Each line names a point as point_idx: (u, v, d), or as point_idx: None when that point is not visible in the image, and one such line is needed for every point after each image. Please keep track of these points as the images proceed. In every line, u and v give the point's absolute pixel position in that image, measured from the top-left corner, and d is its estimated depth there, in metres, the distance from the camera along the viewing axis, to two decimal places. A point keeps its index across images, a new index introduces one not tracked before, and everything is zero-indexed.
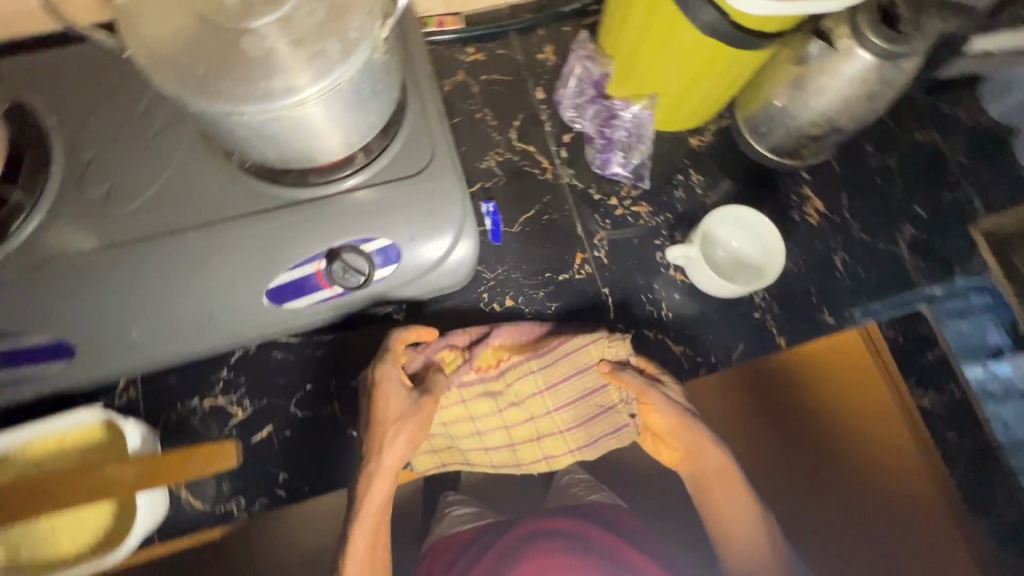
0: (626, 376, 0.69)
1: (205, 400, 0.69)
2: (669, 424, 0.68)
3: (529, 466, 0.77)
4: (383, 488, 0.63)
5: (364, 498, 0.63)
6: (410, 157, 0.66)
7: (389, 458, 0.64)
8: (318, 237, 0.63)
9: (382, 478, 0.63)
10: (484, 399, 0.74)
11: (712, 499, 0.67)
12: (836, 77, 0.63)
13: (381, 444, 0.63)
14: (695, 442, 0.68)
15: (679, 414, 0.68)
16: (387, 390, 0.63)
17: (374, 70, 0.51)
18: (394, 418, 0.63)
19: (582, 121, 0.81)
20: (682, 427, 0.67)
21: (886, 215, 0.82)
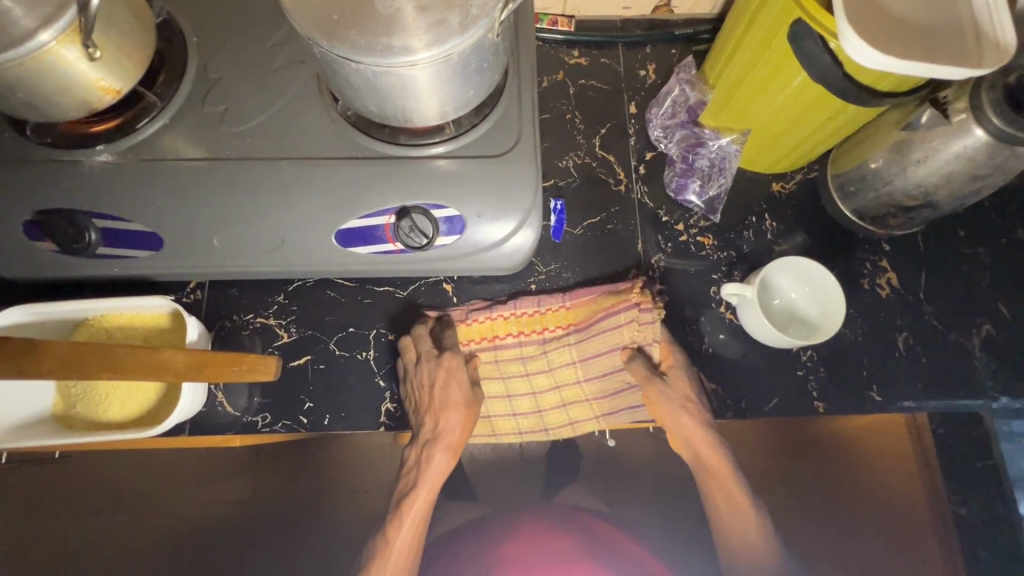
0: (636, 366, 0.72)
1: (258, 318, 0.74)
2: (673, 421, 0.70)
3: (555, 432, 0.78)
4: (444, 466, 0.70)
5: (424, 476, 0.70)
6: (495, 139, 0.68)
7: (449, 442, 0.69)
8: (393, 193, 0.66)
9: (442, 460, 0.70)
10: (514, 361, 0.76)
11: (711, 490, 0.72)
12: (942, 150, 0.61)
13: (438, 429, 0.69)
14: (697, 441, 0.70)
15: (682, 409, 0.69)
16: (451, 376, 0.69)
17: (484, 48, 0.54)
18: (455, 409, 0.69)
19: (667, 142, 0.82)
20: (698, 430, 0.69)
21: (965, 306, 0.78)
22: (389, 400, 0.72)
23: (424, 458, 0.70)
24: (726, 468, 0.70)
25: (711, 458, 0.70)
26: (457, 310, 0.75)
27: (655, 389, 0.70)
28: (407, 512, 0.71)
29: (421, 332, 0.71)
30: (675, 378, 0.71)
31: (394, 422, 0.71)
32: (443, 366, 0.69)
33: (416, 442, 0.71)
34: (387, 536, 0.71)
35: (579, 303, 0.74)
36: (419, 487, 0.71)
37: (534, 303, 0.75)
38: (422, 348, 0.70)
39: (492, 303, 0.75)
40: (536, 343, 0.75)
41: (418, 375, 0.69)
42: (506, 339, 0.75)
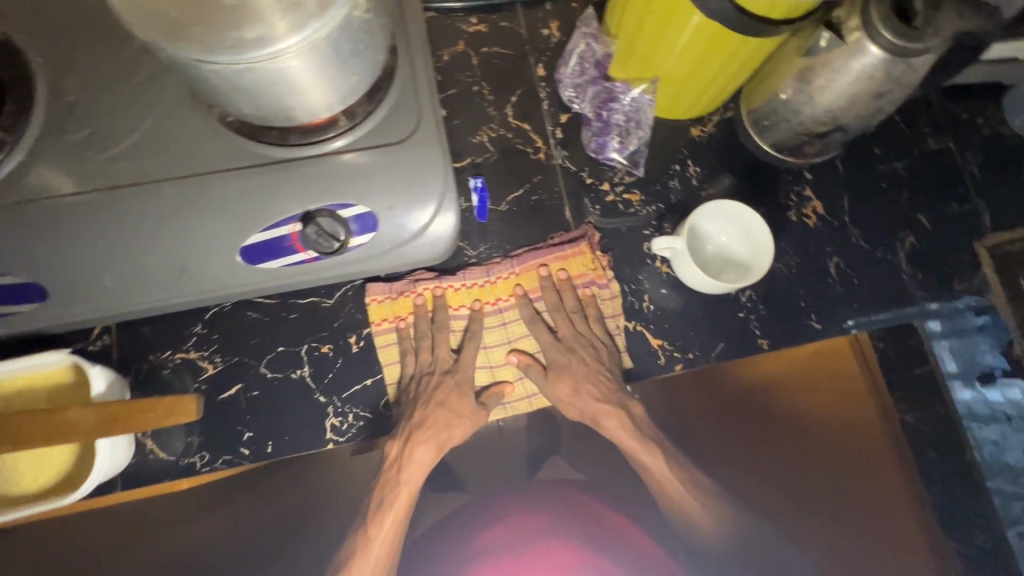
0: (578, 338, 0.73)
1: (177, 354, 0.69)
2: (568, 398, 0.73)
3: (513, 405, 0.75)
4: (428, 460, 0.70)
5: (407, 471, 0.69)
6: (395, 124, 0.64)
7: (439, 439, 0.70)
8: (293, 200, 0.62)
9: (427, 453, 0.70)
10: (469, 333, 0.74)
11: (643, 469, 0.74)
12: (843, 72, 0.60)
13: (426, 421, 0.69)
14: (595, 407, 0.72)
15: (571, 388, 0.72)
16: (462, 382, 0.71)
17: (354, 29, 0.50)
18: (453, 414, 0.70)
19: (580, 101, 0.79)
20: (592, 396, 0.72)
21: (887, 222, 0.79)
22: (333, 416, 0.68)
23: (408, 452, 0.69)
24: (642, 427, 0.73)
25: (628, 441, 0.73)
26: (396, 283, 0.73)
27: (540, 371, 0.73)
28: (388, 509, 0.70)
29: (441, 335, 0.72)
30: (562, 364, 0.73)
31: (341, 436, 0.68)
32: (456, 373, 0.71)
33: (397, 434, 0.69)
34: (370, 530, 0.70)
35: (529, 270, 0.75)
36: (402, 482, 0.70)
37: (483, 272, 0.74)
38: (440, 355, 0.72)
39: (441, 274, 0.74)
40: (493, 314, 0.74)
41: (429, 378, 0.71)
42: (459, 310, 0.73)
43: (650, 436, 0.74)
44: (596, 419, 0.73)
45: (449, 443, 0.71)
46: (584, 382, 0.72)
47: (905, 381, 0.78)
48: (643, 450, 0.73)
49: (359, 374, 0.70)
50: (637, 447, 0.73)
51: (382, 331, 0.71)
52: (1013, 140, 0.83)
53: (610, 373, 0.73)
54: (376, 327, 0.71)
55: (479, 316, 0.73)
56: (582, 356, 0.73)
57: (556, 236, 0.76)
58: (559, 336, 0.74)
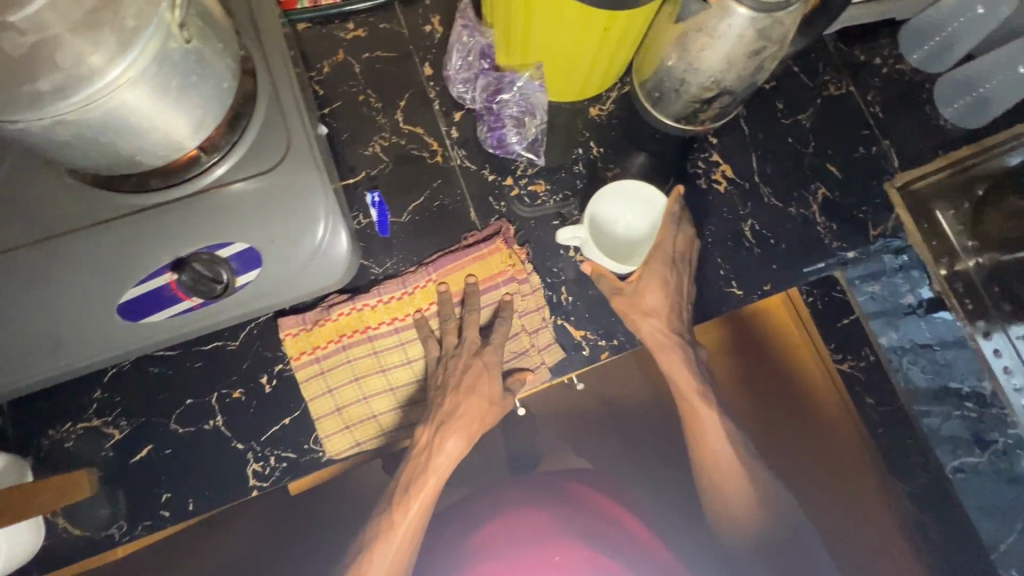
0: (604, 280, 0.70)
1: (79, 424, 0.65)
2: (648, 316, 0.70)
3: None
4: (458, 452, 0.67)
5: (437, 459, 0.66)
6: (264, 150, 0.60)
7: (468, 425, 0.67)
8: (165, 248, 0.58)
9: (455, 444, 0.66)
10: (395, 350, 0.70)
11: (690, 405, 0.73)
12: (714, 35, 0.58)
13: (456, 408, 0.66)
14: (663, 333, 0.70)
15: (657, 300, 0.70)
16: (488, 364, 0.68)
17: (175, 64, 0.46)
18: (484, 401, 0.68)
19: (471, 94, 0.76)
20: (667, 320, 0.71)
21: (798, 176, 0.78)
22: (254, 461, 0.66)
23: (437, 441, 0.66)
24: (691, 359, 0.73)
25: (681, 377, 0.72)
26: (309, 313, 0.69)
27: (631, 292, 0.69)
28: (415, 495, 0.66)
29: (470, 320, 0.70)
30: (649, 276, 0.69)
31: (265, 481, 0.65)
32: (482, 358, 0.68)
33: (429, 422, 0.67)
34: (390, 520, 0.66)
35: (448, 275, 0.71)
36: (426, 472, 0.66)
37: (399, 286, 0.71)
38: (467, 337, 0.69)
39: (354, 294, 0.70)
40: (390, 335, 0.70)
41: (455, 360, 0.68)
42: (380, 328, 0.70)
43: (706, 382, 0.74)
44: (668, 348, 0.71)
45: (477, 433, 0.68)
46: (666, 306, 0.70)
47: None
48: (700, 394, 0.73)
49: (274, 415, 0.67)
50: (693, 389, 0.73)
51: (302, 365, 0.68)
52: (912, 76, 0.83)
53: (682, 284, 0.71)
54: (295, 362, 0.67)
55: (474, 287, 0.70)
56: (665, 262, 0.69)
57: (468, 236, 0.73)
58: (676, 253, 0.71)
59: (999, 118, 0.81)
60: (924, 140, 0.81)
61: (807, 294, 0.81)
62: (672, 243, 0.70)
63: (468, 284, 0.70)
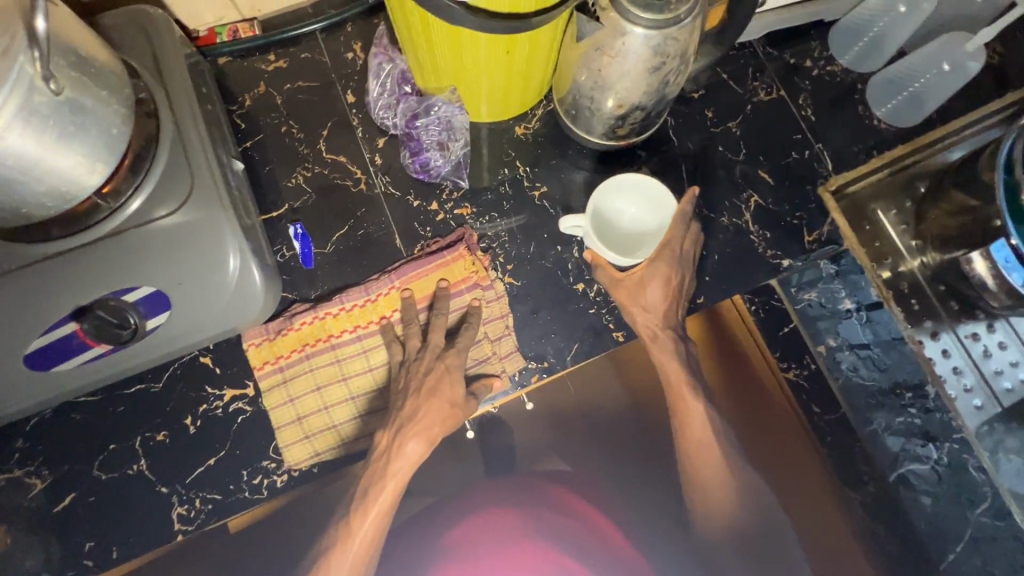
0: (602, 270, 0.69)
1: (2, 475, 0.65)
2: (642, 309, 0.68)
3: None
4: (420, 454, 0.63)
5: (395, 464, 0.63)
6: (167, 191, 0.59)
7: (429, 431, 0.63)
8: (68, 296, 0.57)
9: (416, 446, 0.63)
10: (357, 358, 0.70)
11: (680, 399, 0.70)
12: (613, 55, 0.57)
13: (416, 412, 0.64)
14: (656, 325, 0.69)
15: (656, 294, 0.68)
16: (452, 373, 0.66)
17: (43, 119, 0.46)
18: (444, 407, 0.64)
19: (393, 119, 0.75)
20: (663, 316, 0.69)
21: (729, 185, 0.77)
22: (178, 505, 0.65)
23: (397, 445, 0.63)
24: (685, 351, 0.71)
25: (674, 372, 0.70)
26: (273, 322, 0.69)
27: (632, 284, 0.68)
28: (373, 500, 0.62)
29: (438, 323, 0.68)
30: (652, 272, 0.68)
31: (191, 524, 0.65)
32: (443, 362, 0.66)
33: (390, 424, 0.64)
34: (349, 525, 0.62)
35: (410, 281, 0.71)
36: (385, 478, 0.63)
37: (362, 292, 0.70)
38: (432, 340, 0.68)
39: (316, 302, 0.70)
40: (352, 343, 0.70)
41: (417, 363, 0.67)
42: (342, 336, 0.69)
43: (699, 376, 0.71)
44: (657, 339, 0.69)
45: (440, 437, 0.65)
46: (666, 300, 0.69)
47: (776, 342, 0.77)
48: (688, 388, 0.70)
49: (201, 455, 0.66)
50: (685, 382, 0.70)
51: (266, 374, 0.68)
52: (842, 77, 0.82)
53: (684, 282, 0.70)
54: (258, 372, 0.68)
55: (446, 291, 0.69)
56: (671, 261, 0.68)
57: (431, 242, 0.73)
58: (683, 253, 0.69)
59: (932, 115, 0.79)
60: (857, 142, 0.80)
61: (749, 303, 0.77)
62: (680, 243, 0.68)
63: (439, 286, 0.70)
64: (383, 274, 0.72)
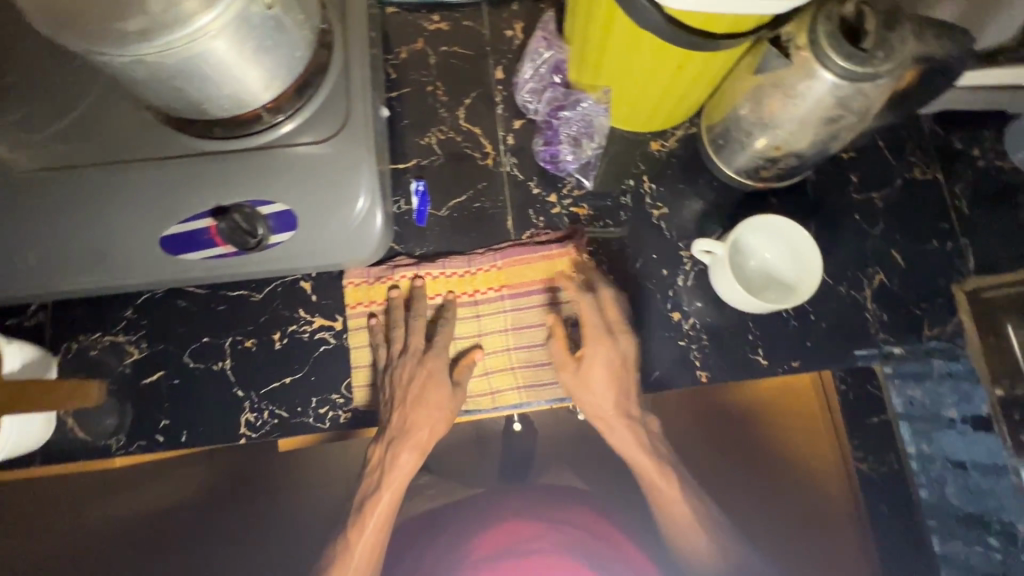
0: (556, 345, 0.68)
1: (106, 336, 0.70)
2: (595, 398, 0.67)
3: (474, 400, 0.71)
4: (412, 465, 0.67)
5: (390, 474, 0.67)
6: (324, 120, 0.62)
7: (419, 440, 0.67)
8: (214, 193, 0.61)
9: (409, 458, 0.67)
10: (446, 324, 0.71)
11: (652, 482, 0.68)
12: (790, 95, 0.56)
13: (405, 424, 0.67)
14: (611, 415, 0.68)
15: (603, 380, 0.67)
16: (433, 376, 0.68)
17: (253, 27, 0.49)
18: (431, 413, 0.67)
19: (535, 105, 0.76)
20: (617, 402, 0.68)
21: (857, 256, 0.73)
22: (248, 411, 0.68)
23: (390, 456, 0.67)
24: (642, 433, 0.69)
25: (641, 458, 0.68)
26: (376, 268, 0.72)
27: (578, 372, 0.67)
28: (371, 511, 0.66)
29: (415, 326, 0.69)
30: (593, 356, 0.67)
31: (255, 433, 0.67)
32: (425, 366, 0.68)
33: (381, 437, 0.68)
34: (349, 535, 0.66)
35: (511, 263, 0.72)
36: (382, 487, 0.67)
37: (464, 262, 0.72)
38: (411, 342, 0.69)
39: (419, 261, 0.72)
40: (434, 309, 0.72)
41: (400, 370, 0.68)
42: (433, 300, 0.72)
43: (666, 461, 0.69)
44: (612, 426, 0.68)
45: (430, 445, 0.68)
46: (617, 384, 0.67)
47: None
48: (661, 477, 0.68)
49: (281, 370, 0.69)
50: (652, 470, 0.68)
51: (355, 314, 0.71)
52: (1009, 177, 0.76)
53: (631, 361, 0.68)
54: (351, 310, 0.71)
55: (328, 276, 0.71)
56: (614, 346, 0.67)
57: (542, 233, 0.74)
58: (610, 324, 0.68)
59: None
60: (1008, 249, 0.74)
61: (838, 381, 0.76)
62: (598, 320, 0.67)
63: (414, 288, 0.70)
64: (490, 250, 0.73)
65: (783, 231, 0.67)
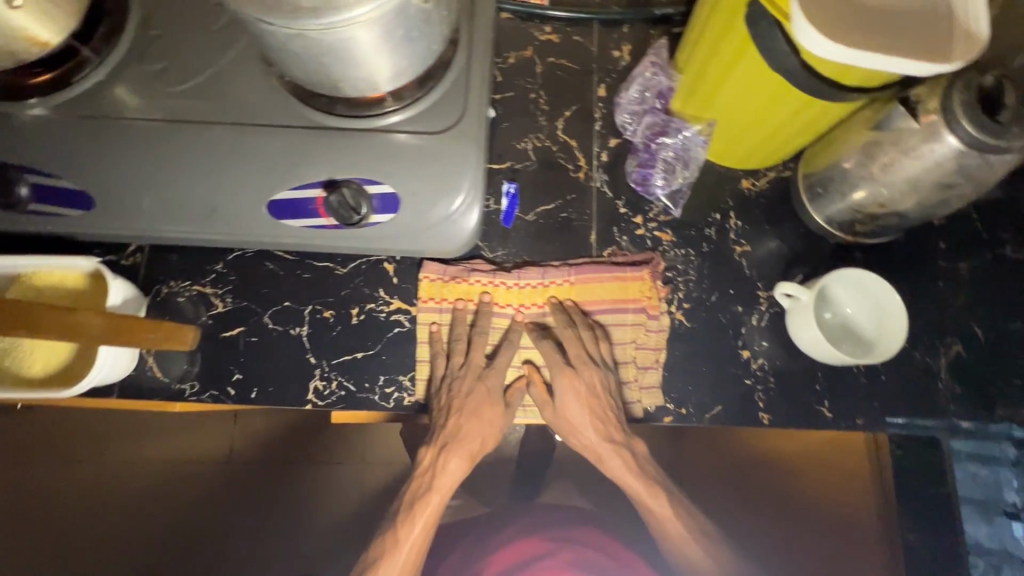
0: (535, 390, 0.72)
1: (195, 286, 0.73)
2: (576, 431, 0.70)
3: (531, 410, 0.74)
4: (462, 470, 0.69)
5: (439, 479, 0.69)
6: (440, 114, 0.65)
7: (471, 448, 0.69)
8: (327, 167, 0.64)
9: (458, 464, 0.69)
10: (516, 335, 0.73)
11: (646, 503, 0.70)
12: (910, 156, 0.57)
13: (460, 432, 0.69)
14: (599, 446, 0.69)
15: (581, 412, 0.69)
16: (491, 392, 0.70)
17: (408, 17, 0.51)
18: (485, 425, 0.69)
19: (633, 127, 0.77)
20: (600, 430, 0.69)
21: (937, 324, 0.72)
22: (318, 378, 0.70)
23: (441, 461, 0.69)
24: (629, 458, 0.70)
25: (635, 483, 0.70)
26: (453, 267, 0.74)
27: (552, 406, 0.71)
28: (420, 512, 0.68)
29: (478, 342, 0.71)
30: (563, 392, 0.69)
31: (321, 401, 0.69)
32: (483, 381, 0.70)
33: (433, 442, 0.70)
34: (397, 534, 0.68)
35: (585, 280, 0.73)
36: (433, 491, 0.69)
37: (539, 274, 0.73)
38: (473, 359, 0.71)
39: (496, 269, 0.74)
40: (502, 316, 0.73)
41: (460, 381, 0.69)
42: (504, 308, 0.73)
43: (654, 479, 0.71)
44: (600, 455, 0.70)
45: (479, 453, 0.71)
46: (590, 416, 0.69)
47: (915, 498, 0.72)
48: (652, 498, 0.69)
49: (355, 345, 0.71)
50: (643, 492, 0.70)
51: (427, 309, 0.72)
52: None
53: (608, 386, 0.70)
54: (422, 304, 0.72)
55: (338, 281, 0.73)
56: (583, 375, 0.69)
57: (620, 254, 0.75)
58: (572, 359, 0.69)
59: None
60: None
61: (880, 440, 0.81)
62: (577, 350, 0.70)
63: (482, 303, 0.72)
64: (568, 263, 0.74)
65: (879, 298, 0.66)
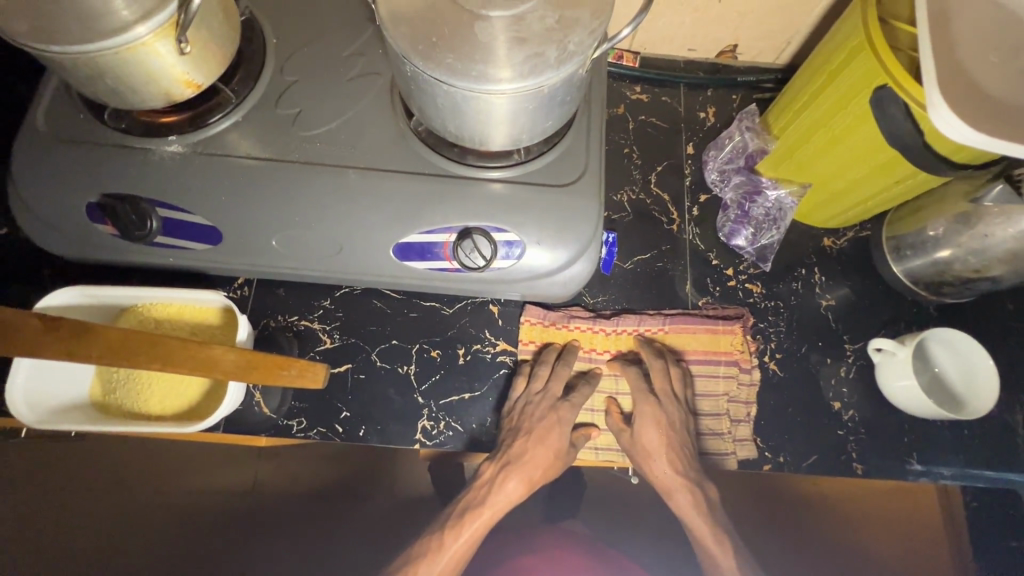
0: (612, 415, 0.74)
1: (302, 321, 0.74)
2: (651, 459, 0.71)
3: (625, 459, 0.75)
4: (517, 495, 0.70)
5: (494, 496, 0.71)
6: (564, 168, 0.68)
7: (531, 474, 0.70)
8: (455, 214, 0.66)
9: (516, 487, 0.70)
10: (608, 378, 0.76)
11: (709, 549, 0.71)
12: (1012, 228, 0.63)
13: (524, 454, 0.70)
14: (671, 479, 0.71)
15: (656, 440, 0.71)
16: (561, 422, 0.71)
17: (572, 83, 0.55)
18: (548, 452, 0.71)
19: (722, 186, 0.82)
20: (673, 464, 0.71)
21: (1011, 381, 0.76)
22: (425, 418, 0.71)
23: (499, 479, 0.70)
24: (699, 496, 0.71)
25: (697, 524, 0.71)
26: (552, 312, 0.76)
27: (629, 436, 0.73)
28: (467, 524, 0.70)
29: (560, 372, 0.72)
30: (640, 416, 0.72)
31: (430, 440, 0.71)
32: (556, 412, 0.71)
33: (496, 458, 0.71)
34: (442, 539, 0.70)
35: (678, 329, 0.76)
36: (484, 506, 0.70)
37: (635, 321, 0.76)
38: (552, 388, 0.72)
39: (594, 316, 0.76)
40: (584, 359, 0.76)
41: (535, 404, 0.71)
42: (601, 354, 0.76)
43: (723, 529, 0.71)
44: (670, 489, 0.71)
45: (537, 481, 0.71)
46: (666, 447, 0.71)
47: None
48: (714, 538, 0.71)
49: (461, 386, 0.73)
50: (709, 536, 0.71)
51: (526, 352, 0.74)
52: None
53: (685, 425, 0.72)
54: (524, 346, 0.74)
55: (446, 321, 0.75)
56: (662, 408, 0.71)
57: (711, 308, 0.78)
58: (657, 390, 0.72)
59: None
60: None
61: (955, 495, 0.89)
62: (659, 381, 0.72)
63: (571, 346, 0.74)
64: (663, 311, 0.77)
65: (972, 362, 0.70)
